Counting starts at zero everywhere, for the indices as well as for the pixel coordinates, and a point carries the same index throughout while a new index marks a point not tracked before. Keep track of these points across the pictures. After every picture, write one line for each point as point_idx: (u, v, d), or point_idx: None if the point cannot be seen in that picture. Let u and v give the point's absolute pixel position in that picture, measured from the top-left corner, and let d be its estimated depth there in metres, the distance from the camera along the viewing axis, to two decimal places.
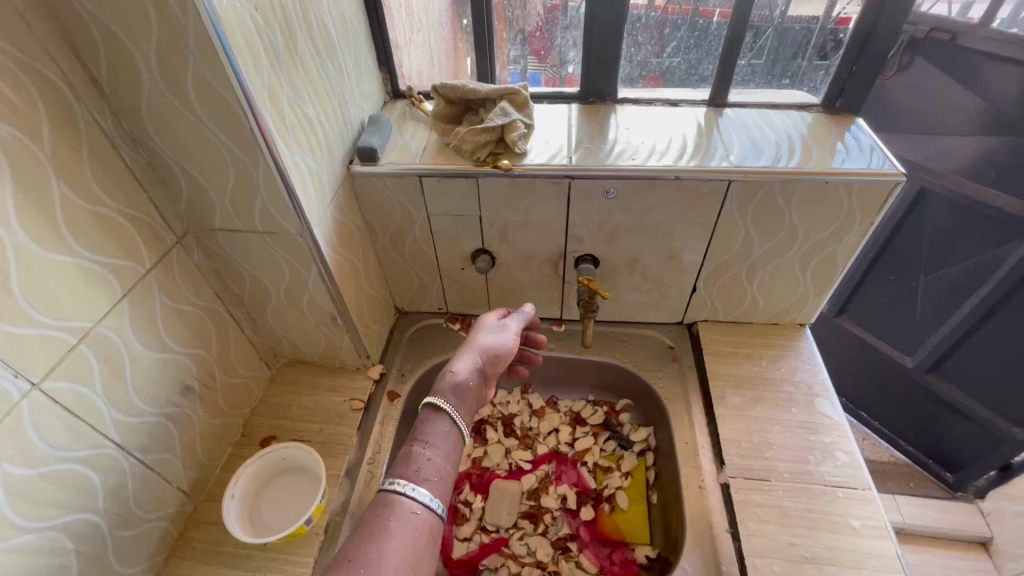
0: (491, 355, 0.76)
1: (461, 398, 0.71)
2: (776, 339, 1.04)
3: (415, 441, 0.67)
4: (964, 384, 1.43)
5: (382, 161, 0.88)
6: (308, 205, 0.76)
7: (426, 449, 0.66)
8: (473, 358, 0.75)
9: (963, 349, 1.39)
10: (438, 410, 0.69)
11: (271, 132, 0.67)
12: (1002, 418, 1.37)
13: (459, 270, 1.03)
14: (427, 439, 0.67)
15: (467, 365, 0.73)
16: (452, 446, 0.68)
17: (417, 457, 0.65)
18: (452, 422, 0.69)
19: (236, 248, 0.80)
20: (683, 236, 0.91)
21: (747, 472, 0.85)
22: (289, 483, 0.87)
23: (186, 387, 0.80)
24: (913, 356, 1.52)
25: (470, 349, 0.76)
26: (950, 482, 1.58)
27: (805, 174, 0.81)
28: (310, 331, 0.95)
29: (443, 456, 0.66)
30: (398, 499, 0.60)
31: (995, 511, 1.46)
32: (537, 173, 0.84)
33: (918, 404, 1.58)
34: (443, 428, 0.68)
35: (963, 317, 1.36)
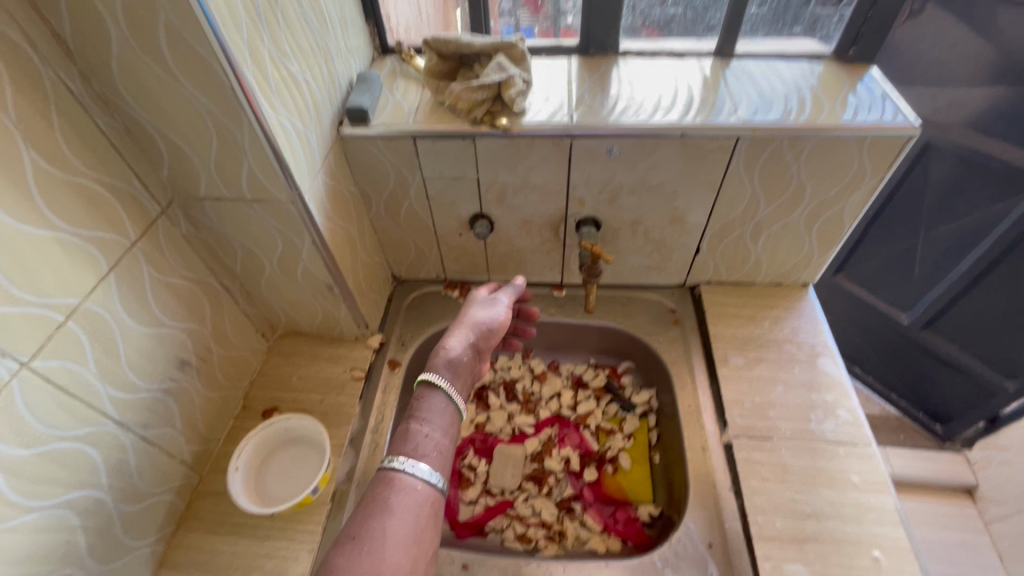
0: (484, 329, 0.77)
1: (455, 374, 0.72)
2: (778, 300, 1.03)
3: (412, 417, 0.69)
4: (957, 339, 1.46)
5: (373, 122, 0.84)
6: (298, 169, 0.73)
7: (423, 424, 0.68)
8: (466, 334, 0.76)
9: (959, 306, 1.41)
10: (433, 386, 0.70)
11: (255, 93, 0.63)
12: (992, 370, 1.41)
13: (456, 236, 1.00)
14: (424, 414, 0.69)
15: (460, 341, 0.74)
16: (449, 420, 0.70)
17: (414, 434, 0.66)
18: (447, 398, 0.70)
19: (225, 218, 0.77)
20: (687, 197, 0.89)
21: (750, 432, 0.85)
22: (294, 454, 0.87)
23: (182, 361, 0.78)
24: (909, 314, 1.54)
25: (462, 325, 0.77)
26: (939, 433, 1.63)
27: (816, 129, 0.78)
28: (306, 301, 0.93)
29: (440, 429, 0.68)
30: (398, 475, 0.62)
31: (981, 459, 1.51)
32: (538, 132, 0.81)
33: (910, 360, 1.60)
34: (439, 403, 0.70)
35: (960, 275, 1.37)
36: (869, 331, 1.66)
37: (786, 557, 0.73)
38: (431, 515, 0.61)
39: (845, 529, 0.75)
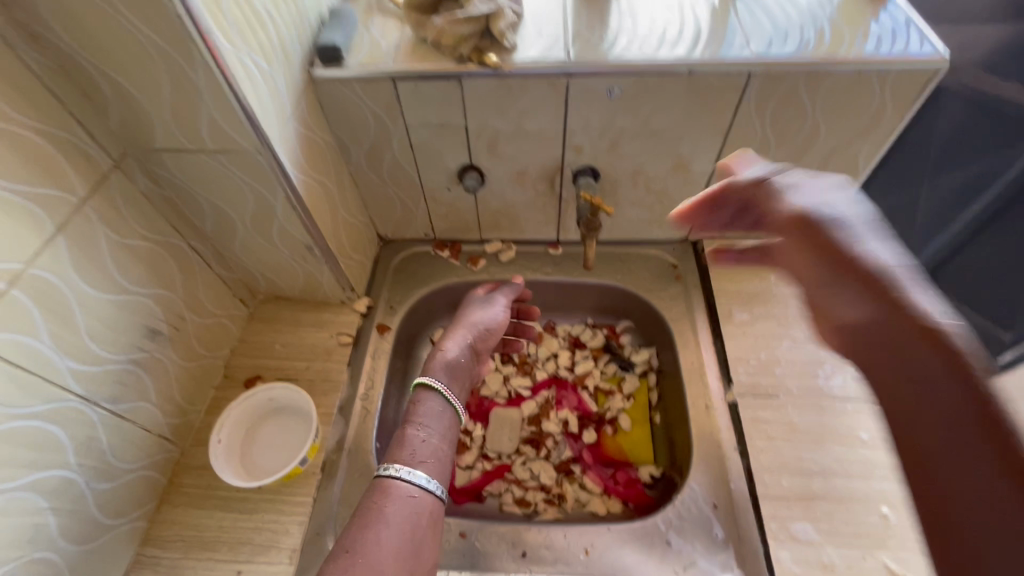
0: (481, 331, 0.78)
1: (453, 377, 0.73)
2: (785, 253, 0.98)
3: (410, 422, 0.68)
4: None
5: (348, 62, 0.75)
6: (264, 115, 0.65)
7: (421, 428, 0.67)
8: (462, 336, 0.76)
9: None
10: (431, 389, 0.70)
11: (206, 20, 0.54)
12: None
13: (445, 191, 0.93)
14: (422, 418, 0.68)
15: (457, 343, 0.75)
16: (447, 425, 0.69)
17: (413, 439, 0.65)
18: (445, 402, 0.70)
19: (186, 172, 0.70)
20: (693, 142, 0.82)
21: (756, 390, 0.82)
22: (280, 425, 0.83)
23: (151, 329, 0.73)
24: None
25: (460, 327, 0.77)
26: None
27: (836, 63, 0.71)
28: (285, 263, 0.87)
29: (439, 434, 0.68)
30: (394, 484, 0.61)
31: None
32: (531, 71, 0.73)
33: None
34: (437, 406, 0.69)
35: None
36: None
37: (793, 516, 0.71)
38: (430, 525, 0.60)
39: (854, 485, 0.73)
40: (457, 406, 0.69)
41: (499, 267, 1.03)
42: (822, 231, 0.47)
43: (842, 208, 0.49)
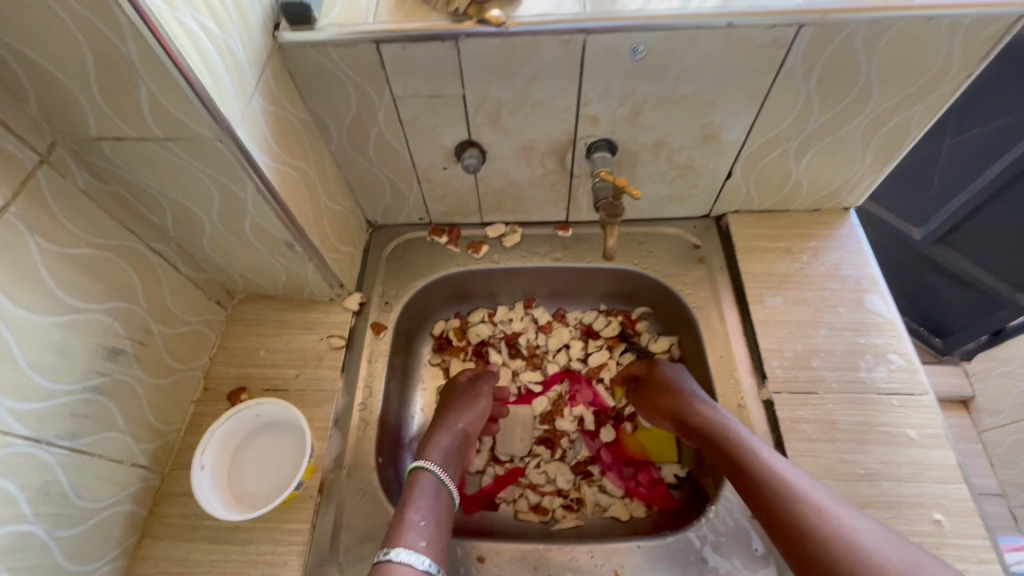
0: (471, 414, 0.80)
1: (446, 460, 0.73)
2: (818, 228, 0.89)
3: (408, 504, 0.66)
4: (972, 252, 1.27)
5: (320, 20, 0.62)
6: (221, 92, 0.52)
7: (418, 510, 0.66)
8: (453, 420, 0.78)
9: (979, 217, 1.21)
10: (428, 471, 0.70)
11: None
12: (1006, 283, 1.24)
13: (441, 171, 0.82)
14: (419, 500, 0.67)
15: (449, 428, 0.77)
16: (443, 508, 0.68)
17: (413, 521, 0.64)
18: (440, 484, 0.70)
19: (134, 164, 0.58)
20: (726, 109, 0.72)
21: (793, 385, 0.75)
22: (269, 443, 0.74)
23: (110, 349, 0.63)
24: (923, 228, 1.33)
25: (450, 411, 0.79)
26: (936, 348, 1.46)
27: (904, 9, 0.60)
28: (263, 261, 0.76)
29: (436, 517, 0.66)
30: (393, 567, 0.58)
31: (980, 371, 1.35)
32: (540, 27, 0.61)
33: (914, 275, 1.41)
34: (434, 488, 0.69)
35: (989, 181, 1.16)
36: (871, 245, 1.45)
37: None
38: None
39: (903, 491, 0.67)
40: (452, 487, 0.69)
41: (503, 253, 0.93)
42: (675, 412, 0.75)
43: (685, 379, 0.78)
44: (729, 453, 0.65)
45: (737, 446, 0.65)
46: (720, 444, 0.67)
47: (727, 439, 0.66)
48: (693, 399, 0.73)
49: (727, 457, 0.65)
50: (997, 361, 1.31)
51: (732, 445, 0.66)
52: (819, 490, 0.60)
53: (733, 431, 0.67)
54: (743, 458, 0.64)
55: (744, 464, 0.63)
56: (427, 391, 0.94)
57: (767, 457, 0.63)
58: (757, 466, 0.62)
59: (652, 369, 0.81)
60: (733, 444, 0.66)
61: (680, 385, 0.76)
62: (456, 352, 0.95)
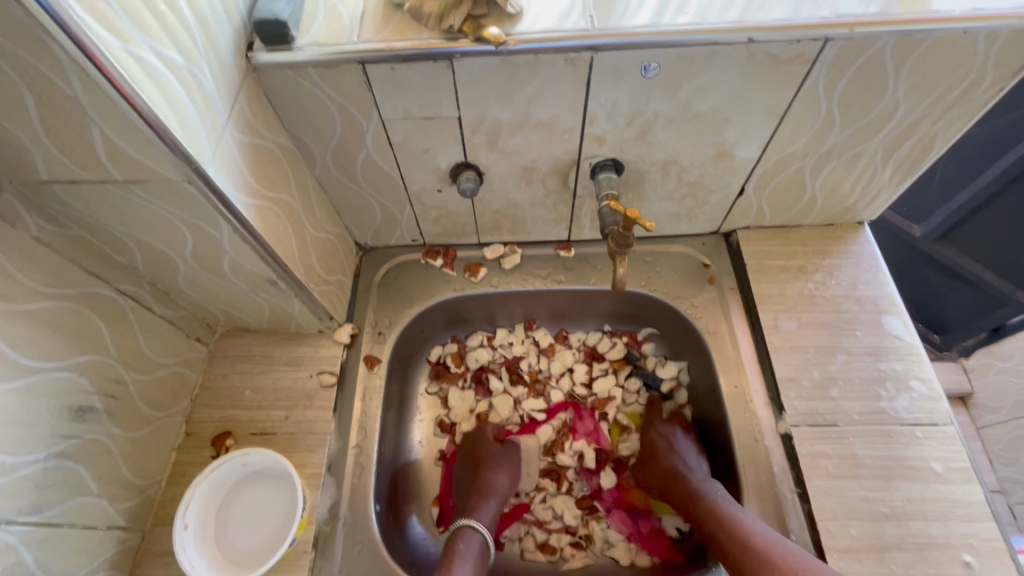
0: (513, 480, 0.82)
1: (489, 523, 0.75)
2: (833, 243, 0.85)
3: (454, 561, 0.68)
4: (976, 251, 1.17)
5: (298, 39, 0.56)
6: (188, 129, 0.46)
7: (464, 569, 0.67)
8: (500, 486, 0.79)
9: (985, 215, 1.11)
10: (477, 531, 0.72)
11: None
12: (1006, 282, 1.15)
13: (435, 194, 0.76)
14: (466, 559, 0.69)
15: (496, 492, 0.79)
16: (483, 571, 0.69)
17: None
18: (484, 544, 0.72)
19: (97, 208, 0.52)
20: (742, 127, 0.67)
21: (812, 418, 0.72)
22: (259, 493, 0.69)
23: (76, 407, 0.57)
24: (923, 224, 1.22)
25: (495, 474, 0.81)
26: (936, 345, 1.36)
27: (938, 22, 0.55)
28: (245, 297, 0.70)
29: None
30: None
31: (979, 367, 1.28)
32: (544, 45, 0.55)
33: (913, 272, 1.31)
34: (479, 549, 0.71)
35: (994, 177, 1.06)
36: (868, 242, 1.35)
37: (863, 571, 0.63)
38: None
39: (930, 531, 0.64)
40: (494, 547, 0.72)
41: (502, 276, 0.88)
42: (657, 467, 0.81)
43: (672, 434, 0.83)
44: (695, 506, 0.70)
45: (698, 499, 0.70)
46: (688, 498, 0.72)
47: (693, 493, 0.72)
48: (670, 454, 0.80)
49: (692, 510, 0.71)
50: (996, 358, 1.24)
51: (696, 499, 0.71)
52: (773, 535, 0.62)
53: (698, 487, 0.72)
54: (703, 511, 0.69)
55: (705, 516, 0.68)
56: (425, 422, 0.89)
57: (724, 508, 0.67)
58: (713, 517, 0.67)
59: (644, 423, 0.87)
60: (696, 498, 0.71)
61: (663, 440, 0.82)
62: (454, 380, 0.91)
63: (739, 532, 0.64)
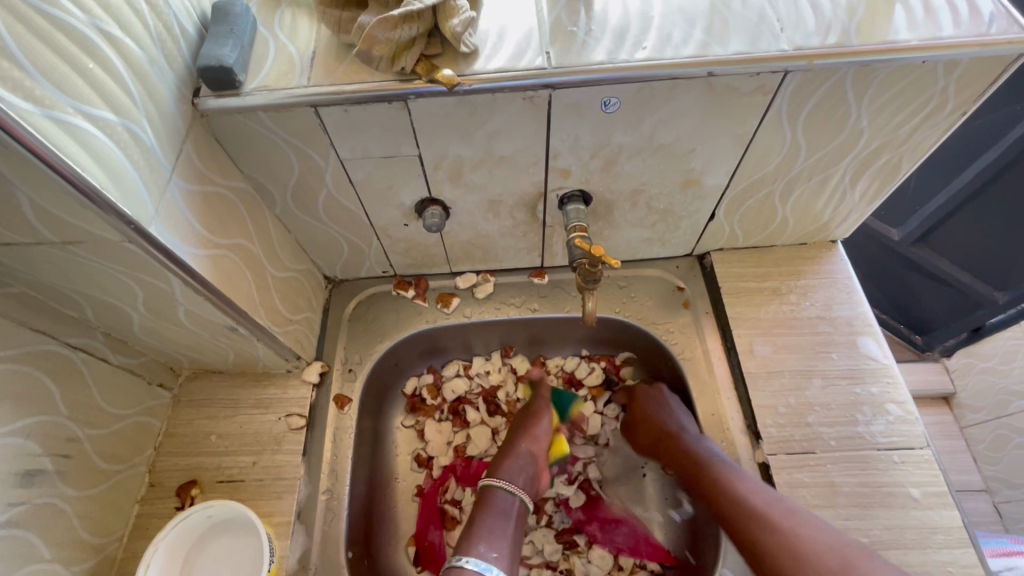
0: (538, 432, 0.77)
1: (517, 475, 0.72)
2: (806, 263, 0.84)
3: (479, 518, 0.66)
4: (954, 254, 1.17)
5: (246, 83, 0.54)
6: (123, 187, 0.44)
7: (492, 521, 0.65)
8: (526, 440, 0.75)
9: (961, 217, 1.11)
10: (498, 487, 0.69)
11: None
12: (983, 282, 1.15)
13: (402, 228, 0.75)
14: (493, 513, 0.66)
15: (522, 448, 0.74)
16: (516, 522, 0.67)
17: (485, 532, 0.64)
18: (512, 495, 0.69)
19: (37, 268, 0.50)
20: (708, 155, 0.66)
21: (789, 446, 0.71)
22: (224, 546, 0.67)
23: (24, 473, 0.55)
24: (901, 228, 1.23)
25: (523, 430, 0.77)
26: (918, 345, 1.36)
27: (897, 52, 0.54)
28: (205, 343, 0.68)
29: (509, 529, 0.65)
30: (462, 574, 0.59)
31: (960, 367, 1.27)
32: (499, 85, 0.54)
33: (893, 275, 1.31)
34: (507, 502, 0.68)
35: (968, 181, 1.06)
36: (848, 248, 1.36)
37: None
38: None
39: (909, 560, 0.63)
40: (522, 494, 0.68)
41: (475, 305, 0.87)
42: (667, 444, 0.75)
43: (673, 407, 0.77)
44: (717, 497, 0.65)
45: (710, 476, 0.67)
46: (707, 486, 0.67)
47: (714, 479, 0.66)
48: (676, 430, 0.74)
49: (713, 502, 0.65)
50: (976, 358, 1.23)
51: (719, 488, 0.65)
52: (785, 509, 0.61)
53: (709, 461, 0.68)
54: (731, 500, 0.63)
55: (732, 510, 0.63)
56: (401, 457, 0.87)
57: (736, 484, 0.65)
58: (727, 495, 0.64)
59: (640, 392, 0.81)
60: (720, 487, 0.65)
61: (664, 405, 0.78)
62: (431, 413, 0.89)
63: (755, 512, 0.61)
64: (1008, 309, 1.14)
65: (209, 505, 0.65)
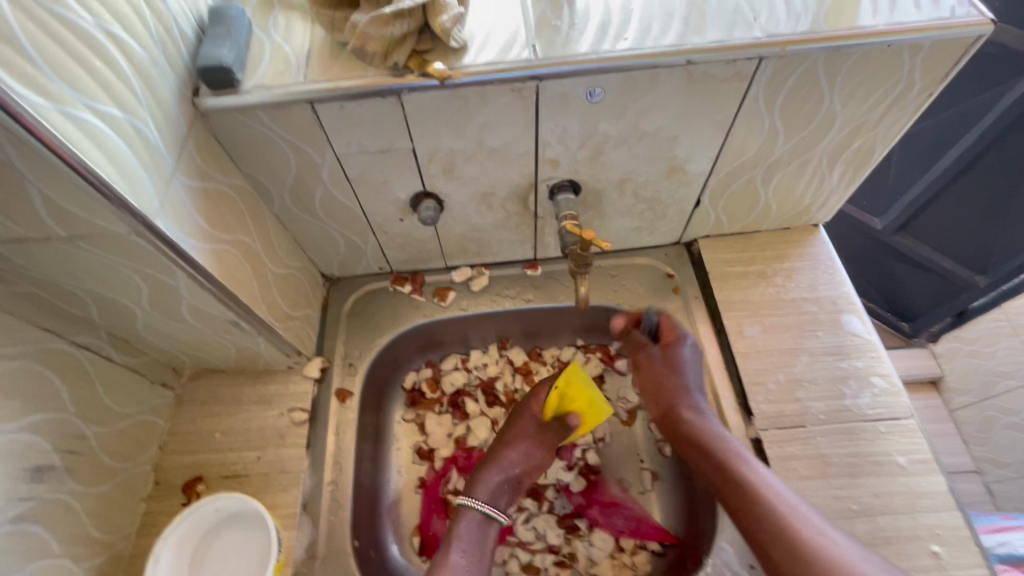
0: (526, 457, 0.77)
1: (494, 499, 0.73)
2: (790, 246, 0.87)
3: (452, 545, 0.67)
4: (935, 240, 1.21)
5: (244, 82, 0.57)
6: (131, 182, 0.46)
7: (463, 552, 0.66)
8: (516, 463, 0.76)
9: (939, 205, 1.15)
10: (472, 509, 0.71)
11: None
12: (966, 267, 1.19)
13: (397, 223, 0.77)
14: (464, 541, 0.68)
15: (508, 469, 0.75)
16: (485, 547, 0.69)
17: (455, 562, 0.65)
18: (484, 519, 0.70)
19: (45, 265, 0.51)
20: (691, 143, 0.69)
21: (779, 421, 0.73)
22: (232, 539, 0.68)
23: (33, 468, 0.56)
24: (883, 217, 1.26)
25: (515, 449, 0.76)
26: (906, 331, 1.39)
27: (861, 37, 0.57)
28: (208, 340, 0.69)
29: (477, 557, 0.67)
30: None
31: (948, 351, 1.28)
32: (489, 77, 0.56)
33: (880, 263, 1.34)
34: (478, 525, 0.69)
35: (943, 169, 1.10)
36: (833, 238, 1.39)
37: None
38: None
39: (898, 524, 0.66)
40: (497, 520, 0.70)
41: (471, 298, 0.89)
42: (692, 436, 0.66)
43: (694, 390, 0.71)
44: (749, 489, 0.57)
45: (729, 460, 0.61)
46: (736, 478, 0.59)
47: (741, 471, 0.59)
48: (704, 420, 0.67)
49: (739, 491, 0.57)
50: (962, 341, 1.25)
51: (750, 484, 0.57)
52: (810, 512, 0.55)
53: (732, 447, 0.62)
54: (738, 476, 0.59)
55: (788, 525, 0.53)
56: (403, 450, 0.88)
57: (760, 475, 0.59)
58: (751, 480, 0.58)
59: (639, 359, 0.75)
60: (749, 483, 0.58)
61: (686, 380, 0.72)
62: (431, 406, 0.90)
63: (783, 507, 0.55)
64: (988, 293, 1.17)
65: (213, 498, 0.66)
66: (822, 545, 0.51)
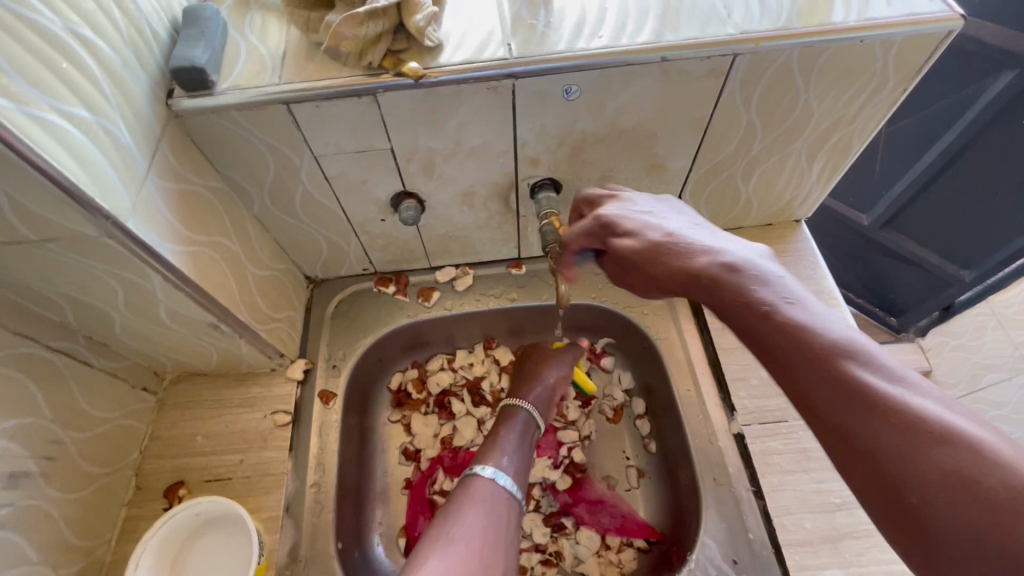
0: (562, 367, 0.80)
1: (537, 402, 0.77)
2: (772, 242, 0.88)
3: (499, 434, 0.73)
4: (920, 233, 1.22)
5: (219, 83, 0.56)
6: (101, 182, 0.46)
7: (507, 439, 0.72)
8: (553, 374, 0.80)
9: (923, 199, 1.17)
10: (519, 408, 0.76)
11: None
12: (950, 261, 1.20)
13: (379, 223, 0.77)
14: (509, 431, 0.74)
15: (548, 378, 0.79)
16: (529, 444, 0.74)
17: (503, 448, 0.71)
18: (528, 417, 0.76)
19: (17, 268, 0.50)
20: (669, 140, 0.69)
21: (761, 416, 0.74)
22: (213, 544, 0.67)
23: (10, 474, 0.55)
24: (869, 213, 1.28)
25: (550, 361, 0.81)
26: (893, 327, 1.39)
27: (835, 32, 0.58)
28: (187, 343, 0.69)
29: (521, 447, 0.73)
30: (479, 481, 0.66)
31: (934, 346, 1.21)
32: (464, 76, 0.56)
33: (869, 259, 1.35)
34: (522, 423, 0.75)
35: (926, 163, 1.11)
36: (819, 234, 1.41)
37: (820, 563, 0.64)
38: (509, 538, 0.61)
39: None
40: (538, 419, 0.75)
41: (455, 298, 0.89)
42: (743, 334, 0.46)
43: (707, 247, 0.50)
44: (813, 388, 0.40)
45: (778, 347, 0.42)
46: (789, 369, 0.42)
47: (796, 359, 0.41)
48: (731, 272, 0.47)
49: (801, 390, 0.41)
50: (949, 336, 1.18)
51: (811, 375, 0.40)
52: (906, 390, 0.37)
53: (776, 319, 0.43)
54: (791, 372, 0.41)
55: (893, 454, 0.36)
56: (389, 451, 0.88)
57: (823, 352, 0.40)
58: (809, 370, 0.40)
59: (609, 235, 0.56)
60: (808, 374, 0.40)
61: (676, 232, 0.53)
62: (416, 406, 0.89)
63: (865, 395, 0.38)
64: (974, 288, 1.16)
65: (194, 502, 0.65)
66: (923, 447, 0.35)
